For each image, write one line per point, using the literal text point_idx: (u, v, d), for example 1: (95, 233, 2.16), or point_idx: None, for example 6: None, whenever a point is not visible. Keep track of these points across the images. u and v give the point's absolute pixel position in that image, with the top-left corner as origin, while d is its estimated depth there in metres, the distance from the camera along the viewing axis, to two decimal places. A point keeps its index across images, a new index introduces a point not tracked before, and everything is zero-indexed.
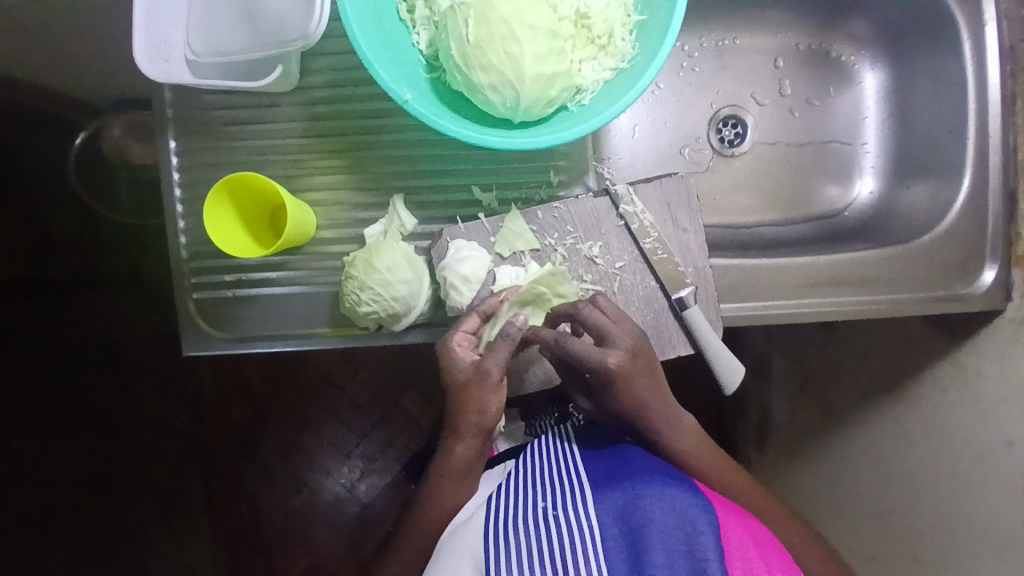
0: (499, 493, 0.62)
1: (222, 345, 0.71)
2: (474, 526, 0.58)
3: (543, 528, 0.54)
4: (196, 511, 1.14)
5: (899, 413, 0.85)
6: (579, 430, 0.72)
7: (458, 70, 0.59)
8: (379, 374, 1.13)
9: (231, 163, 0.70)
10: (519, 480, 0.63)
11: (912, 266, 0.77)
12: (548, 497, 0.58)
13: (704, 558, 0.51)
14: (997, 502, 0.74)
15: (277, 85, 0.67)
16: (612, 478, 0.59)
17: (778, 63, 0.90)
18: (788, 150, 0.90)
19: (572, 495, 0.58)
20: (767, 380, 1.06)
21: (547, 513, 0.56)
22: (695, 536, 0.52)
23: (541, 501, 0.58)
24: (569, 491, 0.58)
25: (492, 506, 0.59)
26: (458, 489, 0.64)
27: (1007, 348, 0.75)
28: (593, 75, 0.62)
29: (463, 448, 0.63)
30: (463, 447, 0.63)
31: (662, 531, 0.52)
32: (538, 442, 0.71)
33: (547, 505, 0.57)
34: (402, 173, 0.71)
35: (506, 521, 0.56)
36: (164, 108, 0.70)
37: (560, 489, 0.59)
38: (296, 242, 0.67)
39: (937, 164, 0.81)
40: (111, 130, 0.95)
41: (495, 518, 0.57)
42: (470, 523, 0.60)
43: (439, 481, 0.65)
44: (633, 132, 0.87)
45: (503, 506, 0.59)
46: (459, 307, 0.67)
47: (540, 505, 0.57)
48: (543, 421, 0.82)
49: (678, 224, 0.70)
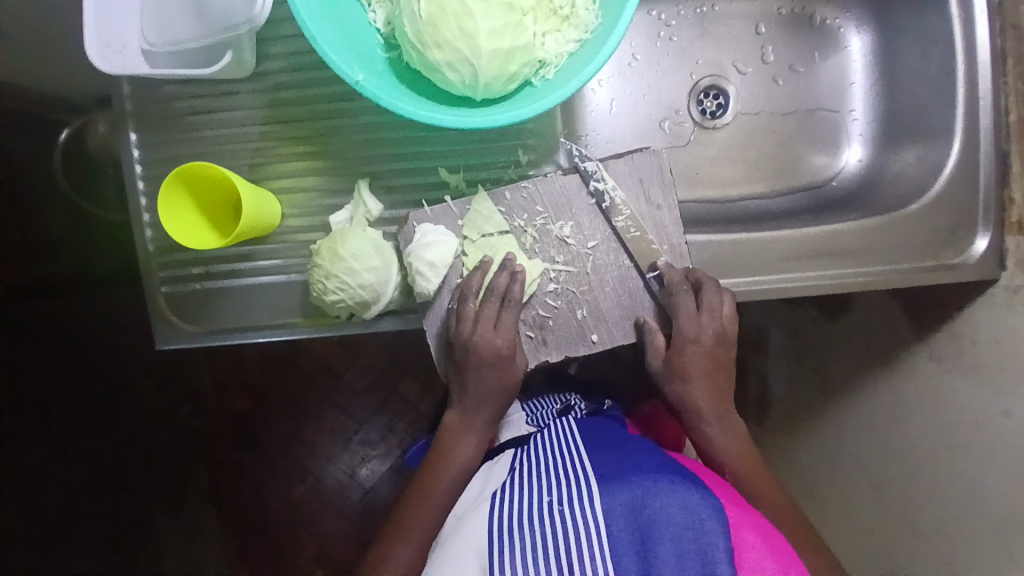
0: (502, 487, 0.60)
1: (194, 339, 0.70)
2: (479, 521, 0.58)
3: (550, 527, 0.53)
4: (195, 505, 1.14)
5: (893, 386, 0.83)
6: (581, 424, 0.72)
7: (414, 48, 0.57)
8: (369, 362, 1.12)
9: (193, 154, 0.69)
10: (523, 472, 0.62)
11: (902, 236, 0.74)
12: (553, 491, 0.57)
13: (714, 559, 0.51)
14: (997, 475, 0.72)
15: (232, 71, 0.65)
16: (619, 472, 0.58)
17: (759, 29, 0.87)
18: (772, 119, 0.87)
19: (579, 488, 0.56)
20: (762, 355, 1.04)
21: (554, 508, 0.55)
22: (705, 538, 0.52)
23: (545, 495, 0.56)
24: (574, 484, 0.57)
25: (495, 501, 0.58)
26: (467, 447, 0.66)
27: (1002, 317, 0.72)
28: (556, 48, 0.60)
29: (462, 449, 0.66)
30: (462, 449, 0.66)
31: (672, 532, 0.52)
32: (540, 433, 0.71)
33: (553, 499, 0.56)
34: (367, 157, 0.69)
35: (511, 519, 0.55)
36: (123, 101, 0.69)
37: (565, 482, 0.58)
38: (257, 233, 0.66)
39: (926, 126, 0.78)
40: (95, 127, 0.87)
41: (500, 513, 0.56)
42: (474, 516, 0.59)
43: (447, 432, 0.67)
44: (610, 107, 0.84)
45: (506, 501, 0.57)
46: (427, 293, 0.65)
47: (545, 499, 0.56)
48: (544, 409, 0.79)
49: (651, 201, 0.68)
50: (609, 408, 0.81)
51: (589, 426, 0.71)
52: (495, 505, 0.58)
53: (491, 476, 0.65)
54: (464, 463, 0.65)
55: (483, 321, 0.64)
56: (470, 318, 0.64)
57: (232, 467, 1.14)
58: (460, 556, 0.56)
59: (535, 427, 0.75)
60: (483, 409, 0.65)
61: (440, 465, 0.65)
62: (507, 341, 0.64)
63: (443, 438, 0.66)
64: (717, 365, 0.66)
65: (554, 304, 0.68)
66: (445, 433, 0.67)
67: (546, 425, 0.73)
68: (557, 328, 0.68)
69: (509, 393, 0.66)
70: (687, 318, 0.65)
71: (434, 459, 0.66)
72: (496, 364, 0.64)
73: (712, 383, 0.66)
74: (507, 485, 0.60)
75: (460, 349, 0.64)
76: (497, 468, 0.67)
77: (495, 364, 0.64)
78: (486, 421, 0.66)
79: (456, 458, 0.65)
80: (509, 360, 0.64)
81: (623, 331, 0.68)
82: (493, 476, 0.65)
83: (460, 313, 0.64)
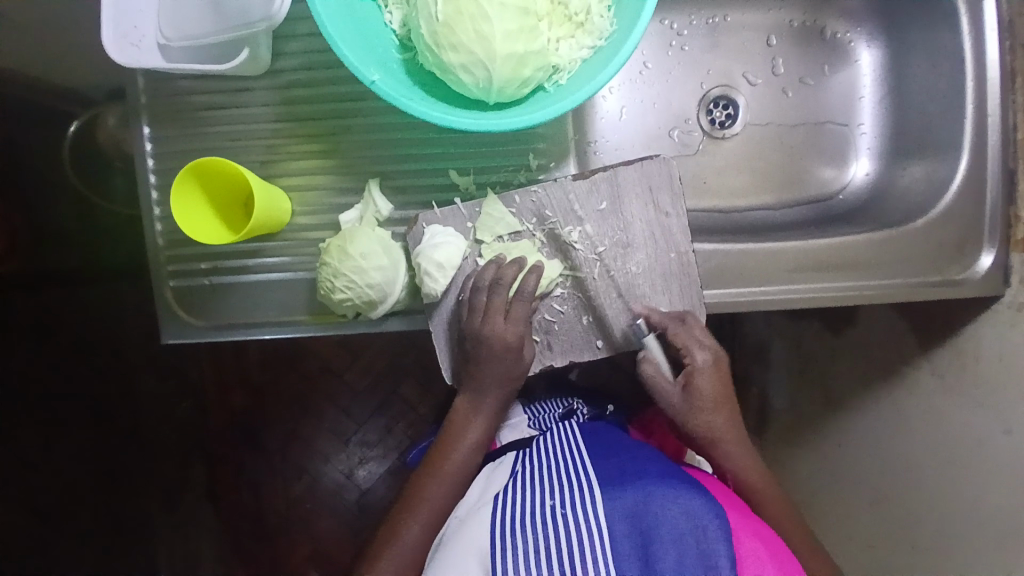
0: (506, 489, 0.61)
1: (201, 333, 0.70)
2: (482, 522, 0.58)
3: (552, 530, 0.54)
4: (191, 500, 1.14)
5: (895, 400, 0.83)
6: (583, 429, 0.72)
7: (429, 50, 0.57)
8: (372, 362, 1.12)
9: (205, 150, 0.69)
10: (527, 475, 0.62)
11: (905, 251, 0.75)
12: (556, 495, 0.57)
13: (716, 564, 0.51)
14: (995, 493, 0.72)
15: (247, 68, 0.65)
16: (622, 477, 0.58)
17: (770, 41, 0.87)
18: (781, 131, 0.87)
19: (581, 492, 0.57)
20: (765, 366, 1.04)
21: (556, 512, 0.55)
22: (707, 543, 0.51)
23: (548, 499, 0.57)
24: (577, 488, 0.58)
25: (499, 503, 0.59)
26: (477, 429, 0.67)
27: (1006, 334, 0.72)
28: (570, 54, 0.60)
29: (472, 431, 0.66)
30: (471, 431, 0.67)
31: (673, 537, 0.52)
32: (543, 437, 0.71)
33: (556, 503, 0.56)
34: (379, 157, 0.70)
35: (514, 521, 0.55)
36: (138, 94, 0.69)
37: (568, 486, 0.58)
38: (266, 230, 0.66)
39: (935, 142, 0.79)
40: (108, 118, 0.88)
41: (503, 516, 0.57)
42: (477, 518, 0.59)
43: (455, 415, 0.67)
44: (621, 114, 0.85)
45: (509, 504, 0.58)
46: (434, 294, 0.66)
47: (548, 503, 0.56)
48: (548, 413, 0.80)
49: (660, 208, 0.68)
50: (612, 414, 0.81)
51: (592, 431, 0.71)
52: (497, 508, 0.58)
53: (494, 477, 0.65)
54: (474, 444, 0.66)
55: (493, 314, 0.63)
56: (481, 311, 0.64)
57: (229, 463, 1.13)
58: (461, 556, 0.56)
59: (538, 430, 0.76)
60: (492, 394, 0.66)
61: (448, 446, 0.67)
62: (517, 334, 0.63)
63: (453, 421, 0.67)
64: (727, 390, 0.66)
65: (560, 309, 0.68)
66: (454, 416, 0.68)
67: (549, 429, 0.74)
68: (563, 333, 0.69)
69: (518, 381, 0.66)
70: (692, 340, 0.65)
71: (444, 441, 0.67)
72: (505, 356, 0.64)
73: (725, 408, 0.66)
74: (510, 487, 0.61)
75: (471, 338, 0.64)
76: (498, 470, 0.67)
77: (503, 356, 0.64)
78: (496, 407, 0.67)
79: (466, 440, 0.66)
80: (517, 352, 0.64)
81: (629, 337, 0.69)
82: (496, 477, 0.65)
83: (472, 306, 0.64)
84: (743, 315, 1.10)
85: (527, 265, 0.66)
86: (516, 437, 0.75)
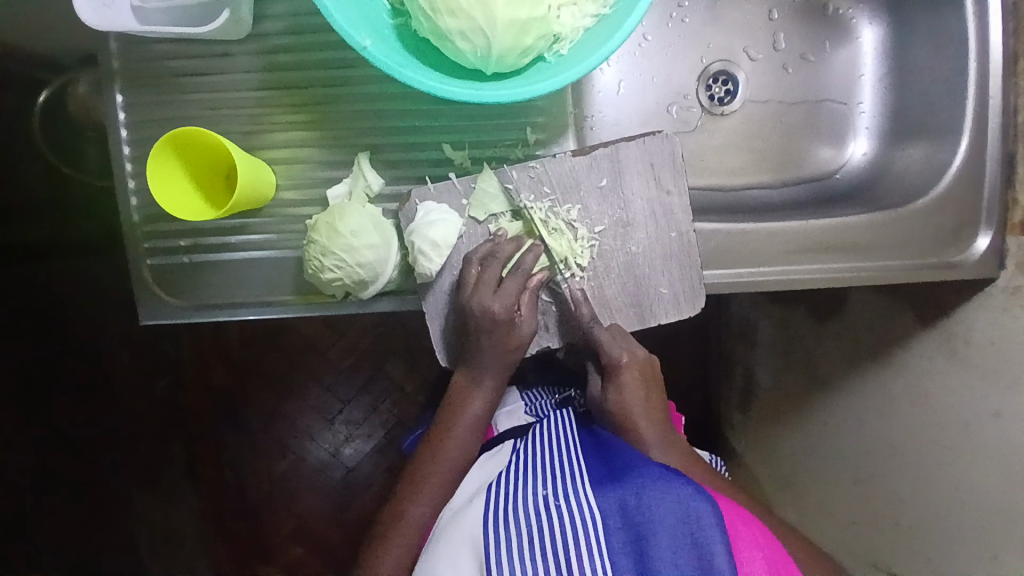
0: (499, 481, 0.60)
1: (182, 313, 0.68)
2: (475, 514, 0.57)
3: (544, 522, 0.53)
4: (169, 481, 1.11)
5: (884, 381, 0.82)
6: (579, 418, 0.71)
7: (424, 14, 0.54)
8: (358, 341, 1.10)
9: (183, 118, 0.66)
10: (520, 466, 0.61)
11: (903, 232, 0.73)
12: (548, 486, 0.57)
13: (711, 553, 0.50)
14: (980, 476, 0.71)
15: (229, 31, 0.62)
16: (615, 470, 0.57)
17: (772, 15, 0.85)
18: (780, 109, 0.85)
19: (575, 484, 0.56)
20: (753, 346, 1.04)
21: (548, 503, 0.54)
22: (701, 531, 0.51)
23: (541, 490, 0.56)
24: (570, 479, 0.57)
25: (492, 495, 0.58)
26: (477, 404, 0.65)
27: (999, 318, 0.71)
28: (573, 23, 0.57)
29: (477, 404, 0.65)
30: (477, 402, 0.65)
31: (667, 528, 0.51)
32: (537, 428, 0.69)
33: (548, 494, 0.55)
34: (368, 129, 0.67)
35: (504, 511, 0.55)
36: (110, 60, 0.65)
37: (563, 477, 0.58)
38: (250, 206, 0.63)
39: (935, 124, 0.77)
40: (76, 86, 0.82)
41: (494, 506, 0.56)
42: (471, 510, 0.58)
43: (454, 392, 0.66)
44: (618, 88, 0.82)
45: (502, 497, 0.57)
46: (428, 273, 0.64)
47: (541, 494, 0.56)
48: (543, 400, 0.80)
49: (661, 185, 0.66)
50: None
51: (590, 421, 0.70)
52: (489, 499, 0.57)
53: (488, 472, 0.65)
54: (475, 418, 0.65)
55: (483, 285, 0.62)
56: (471, 283, 0.63)
57: (210, 443, 1.10)
58: (456, 551, 0.55)
59: (534, 417, 0.75)
60: (490, 371, 0.64)
61: (452, 422, 0.65)
62: (505, 307, 0.61)
63: (452, 399, 0.65)
64: (651, 390, 0.66)
65: (555, 291, 0.67)
66: (452, 392, 0.66)
67: (547, 416, 0.73)
68: (562, 312, 0.67)
69: (516, 355, 0.64)
70: (611, 340, 0.65)
71: (444, 418, 0.65)
72: (494, 329, 0.62)
73: (648, 411, 0.65)
74: (504, 479, 0.60)
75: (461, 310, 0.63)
76: (494, 461, 0.66)
77: (494, 330, 0.62)
78: (500, 381, 0.65)
79: (466, 416, 0.65)
80: (511, 324, 0.62)
81: (627, 318, 0.68)
82: (491, 467, 0.65)
83: (464, 279, 0.63)
84: (732, 295, 1.09)
85: (524, 244, 0.64)
86: (512, 426, 0.74)
